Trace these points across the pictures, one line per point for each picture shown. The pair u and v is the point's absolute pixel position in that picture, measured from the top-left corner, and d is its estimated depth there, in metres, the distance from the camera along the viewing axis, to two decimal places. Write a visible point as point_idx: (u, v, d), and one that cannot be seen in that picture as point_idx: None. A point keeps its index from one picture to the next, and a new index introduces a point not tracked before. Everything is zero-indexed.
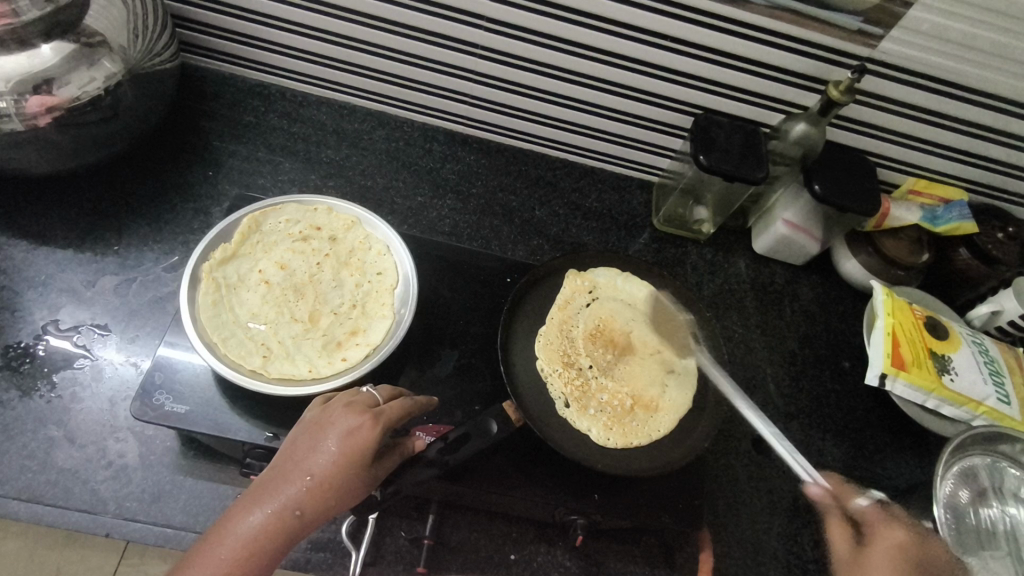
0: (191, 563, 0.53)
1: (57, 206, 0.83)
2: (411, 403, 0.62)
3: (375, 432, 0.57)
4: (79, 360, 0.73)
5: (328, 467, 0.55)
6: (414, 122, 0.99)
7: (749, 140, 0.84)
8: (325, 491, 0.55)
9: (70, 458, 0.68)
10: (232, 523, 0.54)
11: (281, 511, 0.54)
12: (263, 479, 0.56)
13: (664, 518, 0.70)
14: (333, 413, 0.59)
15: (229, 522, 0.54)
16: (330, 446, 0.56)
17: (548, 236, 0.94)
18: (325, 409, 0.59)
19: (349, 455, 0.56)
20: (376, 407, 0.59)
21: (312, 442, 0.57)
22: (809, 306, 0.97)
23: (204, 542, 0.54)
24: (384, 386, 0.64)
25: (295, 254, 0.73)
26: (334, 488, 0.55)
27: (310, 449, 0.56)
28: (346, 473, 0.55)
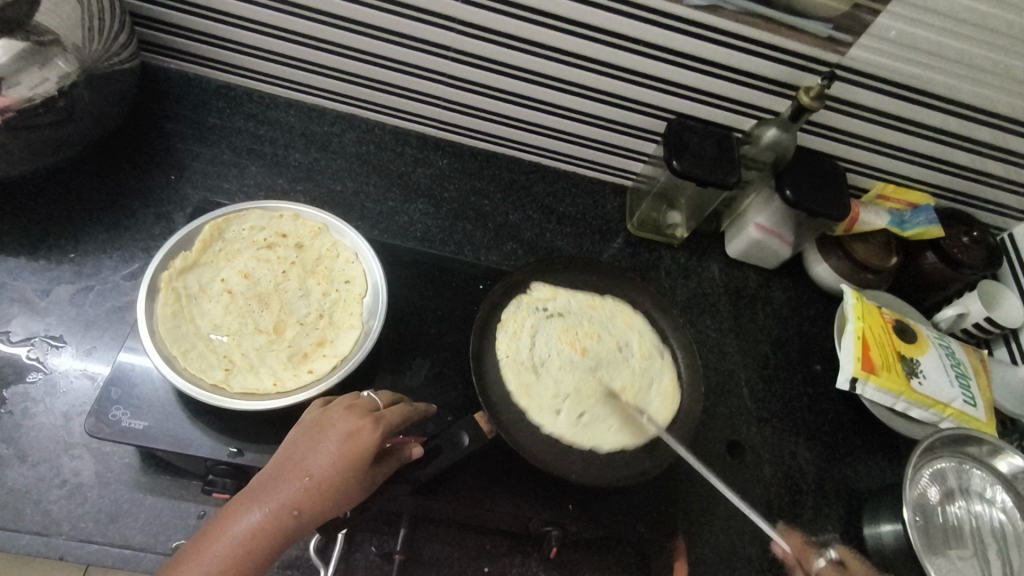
0: (184, 562, 0.50)
1: (6, 211, 0.79)
2: (410, 409, 0.61)
3: (377, 433, 0.56)
4: (32, 373, 0.70)
5: (329, 466, 0.54)
6: (385, 124, 0.97)
7: (722, 146, 0.84)
8: (324, 492, 0.53)
9: (21, 478, 0.65)
10: (227, 522, 0.52)
11: (279, 510, 0.52)
12: (260, 481, 0.54)
13: (639, 528, 0.70)
14: (334, 415, 0.58)
15: (225, 522, 0.52)
16: (331, 446, 0.55)
17: (522, 241, 0.93)
18: (326, 411, 0.58)
19: (350, 456, 0.54)
20: (377, 411, 0.58)
21: (312, 443, 0.55)
22: (781, 309, 0.98)
23: (193, 544, 0.51)
24: (385, 392, 0.63)
25: (260, 262, 0.70)
26: (332, 490, 0.53)
27: (311, 449, 0.55)
28: (345, 473, 0.54)
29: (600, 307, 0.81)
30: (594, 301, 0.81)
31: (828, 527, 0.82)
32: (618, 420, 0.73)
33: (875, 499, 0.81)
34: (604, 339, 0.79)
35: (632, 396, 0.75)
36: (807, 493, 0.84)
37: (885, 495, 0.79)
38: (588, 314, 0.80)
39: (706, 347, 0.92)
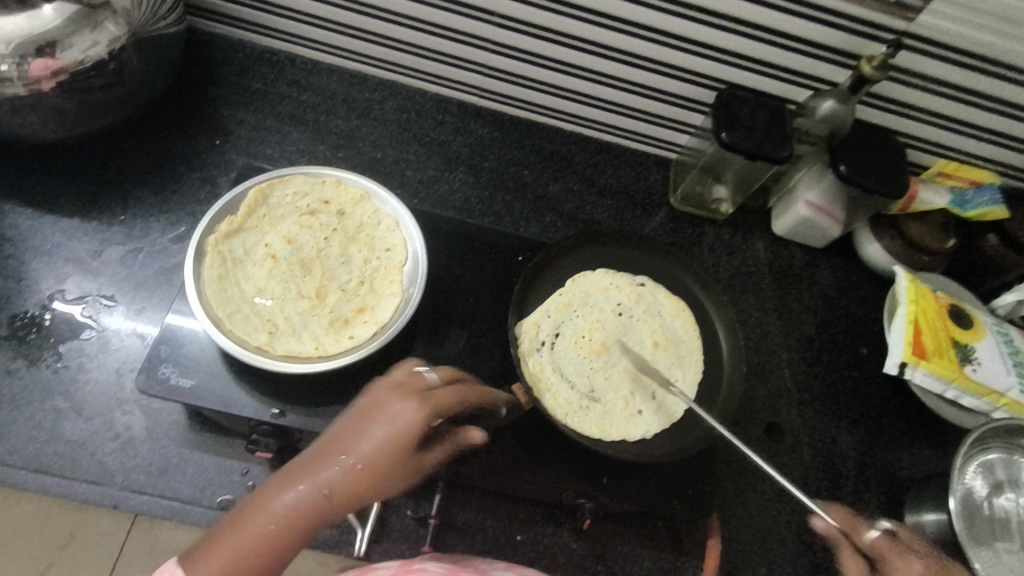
0: (216, 539, 0.47)
1: (60, 174, 0.81)
2: (471, 391, 0.56)
3: (427, 419, 0.51)
4: (86, 330, 0.73)
5: (373, 450, 0.49)
6: (426, 92, 0.96)
7: (775, 117, 0.80)
8: (366, 478, 0.49)
9: (77, 430, 0.69)
10: (264, 499, 0.48)
11: (316, 494, 0.48)
12: (302, 457, 0.50)
13: (674, 504, 0.69)
14: (385, 394, 0.53)
15: (261, 497, 0.48)
16: (376, 430, 0.50)
17: (561, 213, 0.92)
18: (377, 388, 0.53)
19: (396, 441, 0.50)
20: (430, 392, 0.53)
21: (360, 424, 0.51)
22: (827, 290, 0.95)
23: (223, 525, 0.47)
24: (443, 367, 0.59)
25: (303, 228, 0.71)
26: (374, 477, 0.49)
27: (356, 431, 0.50)
28: (391, 460, 0.49)
29: (574, 294, 0.76)
30: (564, 297, 0.75)
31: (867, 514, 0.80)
32: (680, 369, 0.74)
33: (919, 488, 0.78)
34: (605, 321, 0.75)
35: (666, 341, 0.75)
36: (846, 478, 0.82)
37: (931, 484, 0.77)
38: (576, 311, 0.75)
39: (747, 326, 0.90)
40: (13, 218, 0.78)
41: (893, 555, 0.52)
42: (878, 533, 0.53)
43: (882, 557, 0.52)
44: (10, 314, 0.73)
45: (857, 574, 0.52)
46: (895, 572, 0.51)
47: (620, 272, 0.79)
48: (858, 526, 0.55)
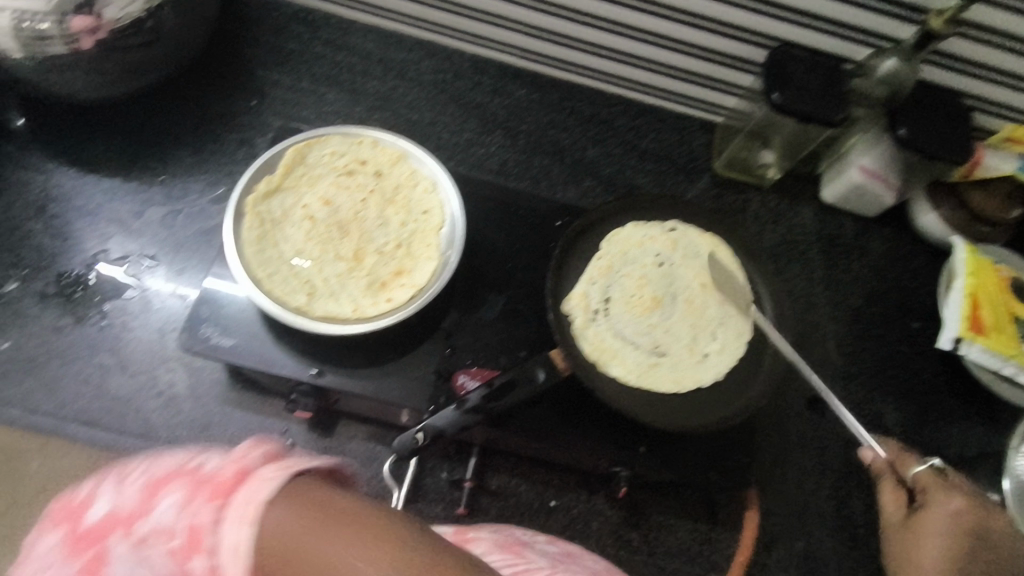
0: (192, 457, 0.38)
1: (101, 134, 0.82)
2: None
3: None
4: (129, 289, 0.74)
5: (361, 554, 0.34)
6: (463, 52, 0.93)
7: (831, 77, 0.76)
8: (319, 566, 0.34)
9: (123, 386, 0.70)
10: (225, 485, 0.35)
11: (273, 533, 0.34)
12: (320, 506, 0.36)
13: (712, 476, 0.68)
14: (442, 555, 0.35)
15: (224, 482, 0.35)
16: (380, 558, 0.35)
17: (600, 177, 0.90)
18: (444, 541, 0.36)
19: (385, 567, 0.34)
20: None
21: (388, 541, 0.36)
22: (878, 261, 0.90)
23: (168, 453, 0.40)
24: None
25: (340, 189, 0.70)
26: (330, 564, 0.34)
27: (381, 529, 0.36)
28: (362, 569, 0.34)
29: (614, 256, 0.73)
30: (604, 261, 0.73)
31: None
32: (733, 304, 0.73)
33: None
34: (650, 275, 0.73)
35: (712, 281, 0.73)
36: None
37: None
38: (618, 272, 0.73)
39: (792, 297, 0.87)
40: (58, 178, 0.79)
41: (933, 488, 0.56)
42: (925, 467, 0.57)
43: (923, 489, 0.56)
44: (56, 273, 0.74)
45: (895, 500, 0.58)
46: (929, 504, 0.55)
47: (648, 222, 0.76)
48: (907, 462, 0.58)
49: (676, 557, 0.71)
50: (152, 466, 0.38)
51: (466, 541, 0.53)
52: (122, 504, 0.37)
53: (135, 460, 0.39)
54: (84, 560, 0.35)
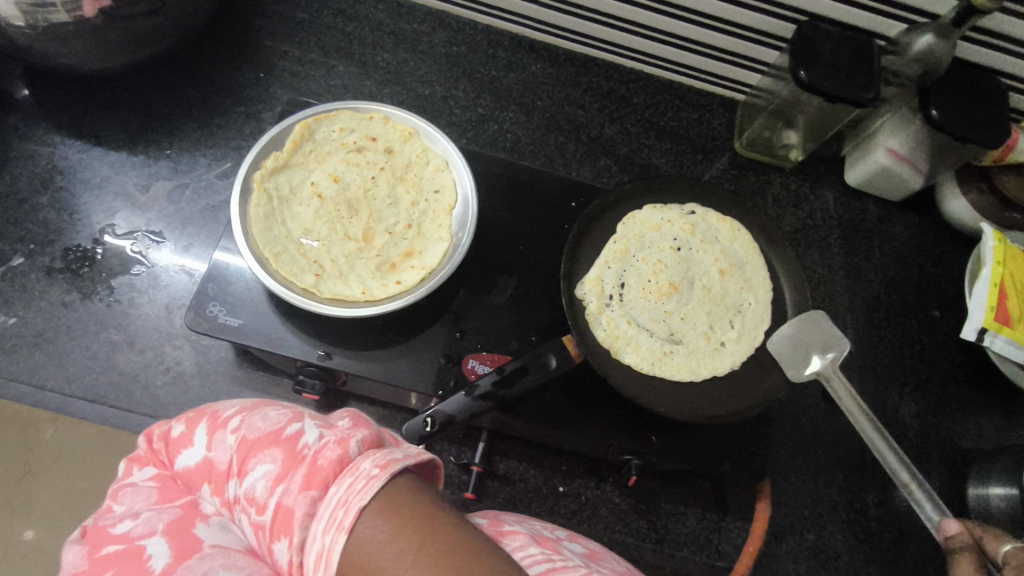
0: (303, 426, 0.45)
1: (107, 106, 0.80)
2: None
3: None
4: (136, 265, 0.73)
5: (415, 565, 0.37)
6: (477, 24, 0.90)
7: (862, 55, 0.72)
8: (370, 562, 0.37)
9: (131, 363, 0.70)
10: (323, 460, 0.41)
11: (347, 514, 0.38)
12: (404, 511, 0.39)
13: (725, 466, 0.67)
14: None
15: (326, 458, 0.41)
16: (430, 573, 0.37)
17: (617, 156, 0.87)
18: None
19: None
20: None
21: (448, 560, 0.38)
22: (901, 248, 0.88)
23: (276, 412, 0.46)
24: None
25: (350, 166, 0.68)
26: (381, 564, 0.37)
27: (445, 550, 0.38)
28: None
29: (630, 240, 0.71)
30: (620, 245, 0.70)
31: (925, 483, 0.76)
32: (749, 293, 0.71)
33: (987, 460, 0.74)
34: (667, 260, 0.71)
35: (730, 267, 0.72)
36: (907, 447, 0.78)
37: (1001, 459, 0.72)
38: (634, 256, 0.70)
39: (811, 283, 0.85)
40: (63, 150, 0.78)
41: None
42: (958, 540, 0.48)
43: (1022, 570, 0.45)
44: (63, 247, 0.73)
45: None
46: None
47: (666, 205, 0.74)
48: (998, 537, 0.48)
49: (685, 546, 0.70)
50: (246, 427, 0.45)
51: (504, 534, 0.51)
52: (219, 457, 0.44)
53: (233, 418, 0.46)
54: (181, 503, 0.43)
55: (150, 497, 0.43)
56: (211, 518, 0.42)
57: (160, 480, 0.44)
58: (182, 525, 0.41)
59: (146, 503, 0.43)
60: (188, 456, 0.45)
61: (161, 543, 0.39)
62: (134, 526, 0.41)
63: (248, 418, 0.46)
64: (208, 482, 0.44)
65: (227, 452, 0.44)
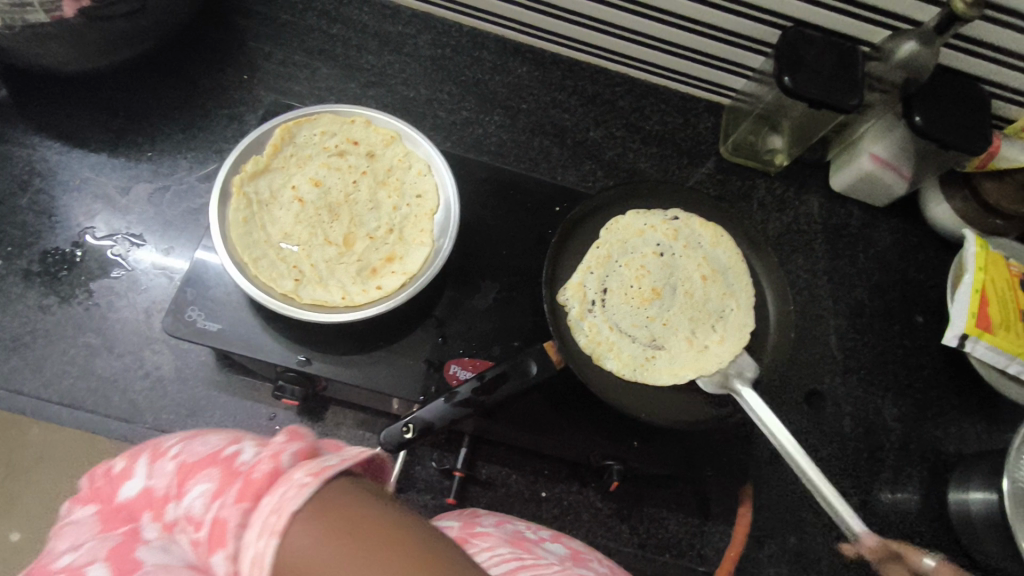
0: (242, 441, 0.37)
1: (87, 107, 0.79)
2: None
3: None
4: (116, 268, 0.73)
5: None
6: (462, 26, 0.90)
7: (846, 61, 0.72)
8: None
9: (109, 367, 0.69)
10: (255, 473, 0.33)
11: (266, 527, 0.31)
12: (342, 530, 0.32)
13: (706, 470, 0.67)
14: None
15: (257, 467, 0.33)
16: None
17: (602, 161, 0.87)
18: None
19: None
20: None
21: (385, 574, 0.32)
22: (884, 253, 0.88)
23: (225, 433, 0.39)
24: None
25: (331, 170, 0.67)
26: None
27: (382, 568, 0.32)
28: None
29: (613, 245, 0.71)
30: (602, 250, 0.70)
31: (907, 487, 0.77)
32: (732, 298, 0.70)
33: (969, 465, 0.74)
34: (650, 266, 0.70)
35: (713, 273, 0.71)
36: (888, 451, 0.78)
37: (981, 464, 0.73)
38: (617, 261, 0.70)
39: (794, 288, 0.85)
40: (42, 151, 0.77)
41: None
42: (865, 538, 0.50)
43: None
44: (41, 250, 0.73)
45: None
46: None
47: (650, 210, 0.73)
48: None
49: (667, 550, 0.70)
50: (188, 450, 0.37)
51: (474, 535, 0.51)
52: (158, 485, 0.36)
53: (178, 442, 0.38)
54: (123, 532, 0.35)
55: (92, 528, 0.36)
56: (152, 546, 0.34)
57: (101, 515, 0.36)
58: (118, 557, 0.33)
59: (87, 537, 0.35)
60: (127, 489, 0.37)
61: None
62: (74, 559, 0.34)
63: (193, 441, 0.38)
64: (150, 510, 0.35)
65: (169, 477, 0.36)
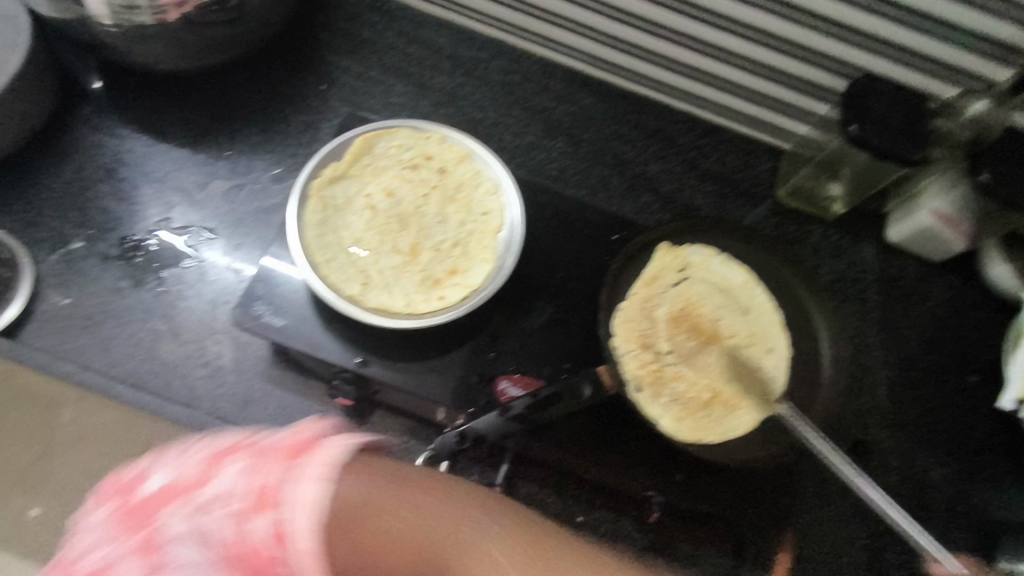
0: None
1: (175, 104, 0.84)
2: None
3: None
4: (187, 259, 0.76)
5: None
6: (533, 55, 0.93)
7: (914, 113, 0.72)
8: None
9: (172, 352, 0.72)
10: None
11: None
12: None
13: (749, 511, 0.67)
14: None
15: None
16: None
17: (659, 194, 0.88)
18: None
19: None
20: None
21: None
22: (939, 309, 0.86)
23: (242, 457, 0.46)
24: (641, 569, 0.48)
25: (403, 181, 0.70)
26: None
27: None
28: None
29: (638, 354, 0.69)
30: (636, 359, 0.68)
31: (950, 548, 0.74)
32: (719, 296, 0.73)
33: None
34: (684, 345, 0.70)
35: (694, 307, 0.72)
36: (933, 511, 0.77)
37: None
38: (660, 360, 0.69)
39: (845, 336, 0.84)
40: (129, 143, 0.81)
41: None
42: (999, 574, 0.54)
43: None
44: (120, 236, 0.77)
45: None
46: None
47: (624, 311, 0.70)
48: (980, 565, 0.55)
49: None
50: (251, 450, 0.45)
51: None
52: (180, 475, 0.46)
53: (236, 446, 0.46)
54: (135, 543, 0.44)
55: (107, 532, 0.45)
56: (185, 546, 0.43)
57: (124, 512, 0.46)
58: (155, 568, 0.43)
59: (104, 537, 0.45)
60: (146, 485, 0.46)
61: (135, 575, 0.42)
62: (101, 560, 0.43)
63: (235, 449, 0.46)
64: (162, 509, 0.45)
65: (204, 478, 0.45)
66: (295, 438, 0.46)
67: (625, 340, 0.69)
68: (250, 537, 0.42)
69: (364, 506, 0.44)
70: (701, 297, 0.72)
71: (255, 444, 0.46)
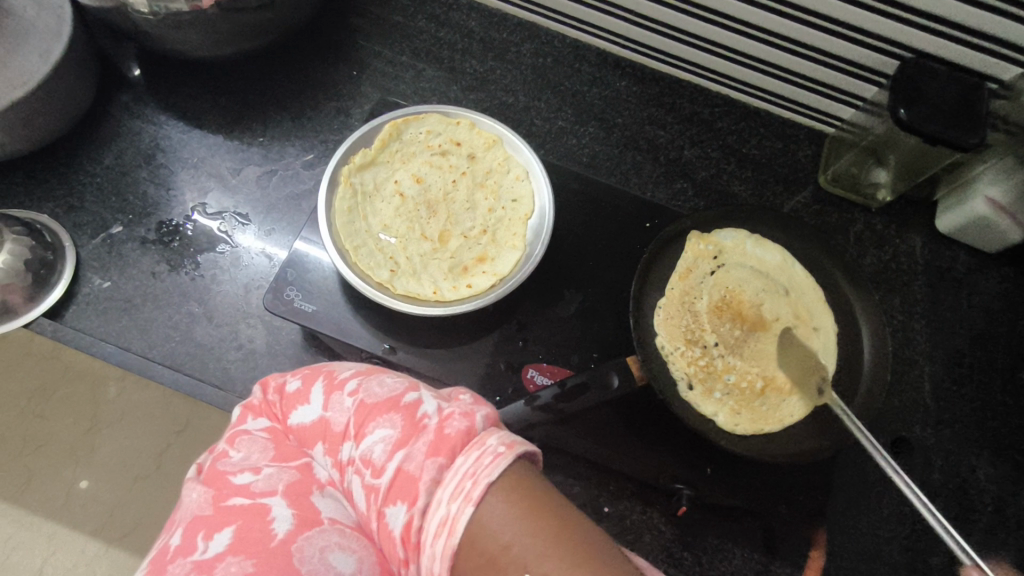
0: None
1: (210, 91, 0.85)
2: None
3: None
4: (222, 244, 0.77)
5: None
6: (566, 37, 0.91)
7: (970, 97, 0.68)
8: None
9: (207, 335, 0.74)
10: None
11: None
12: None
13: (780, 506, 0.67)
14: None
15: None
16: None
17: (694, 180, 0.86)
18: None
19: None
20: None
21: None
22: (992, 302, 0.82)
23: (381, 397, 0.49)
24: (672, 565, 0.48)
25: (433, 168, 0.70)
26: None
27: None
28: None
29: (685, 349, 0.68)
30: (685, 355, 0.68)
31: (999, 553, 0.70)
32: (760, 278, 0.71)
33: None
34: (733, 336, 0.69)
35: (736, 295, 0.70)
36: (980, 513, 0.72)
37: None
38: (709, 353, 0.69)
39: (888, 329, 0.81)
40: (166, 130, 0.83)
41: None
42: None
43: None
44: (158, 221, 0.78)
45: None
46: None
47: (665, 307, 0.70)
48: None
49: None
50: (365, 392, 0.49)
51: None
52: (337, 418, 0.48)
53: (350, 382, 0.50)
54: (297, 465, 0.47)
55: (267, 452, 0.47)
56: (326, 487, 0.46)
57: (272, 433, 0.49)
58: (300, 490, 0.45)
59: (262, 457, 0.47)
60: (304, 413, 0.49)
61: (285, 506, 0.44)
62: (258, 480, 0.45)
63: (365, 383, 0.50)
64: (318, 443, 0.48)
65: (345, 415, 0.48)
66: (454, 428, 0.45)
67: (669, 336, 0.69)
68: (384, 520, 0.43)
69: (498, 520, 0.42)
70: (740, 284, 0.71)
71: (419, 417, 0.47)
